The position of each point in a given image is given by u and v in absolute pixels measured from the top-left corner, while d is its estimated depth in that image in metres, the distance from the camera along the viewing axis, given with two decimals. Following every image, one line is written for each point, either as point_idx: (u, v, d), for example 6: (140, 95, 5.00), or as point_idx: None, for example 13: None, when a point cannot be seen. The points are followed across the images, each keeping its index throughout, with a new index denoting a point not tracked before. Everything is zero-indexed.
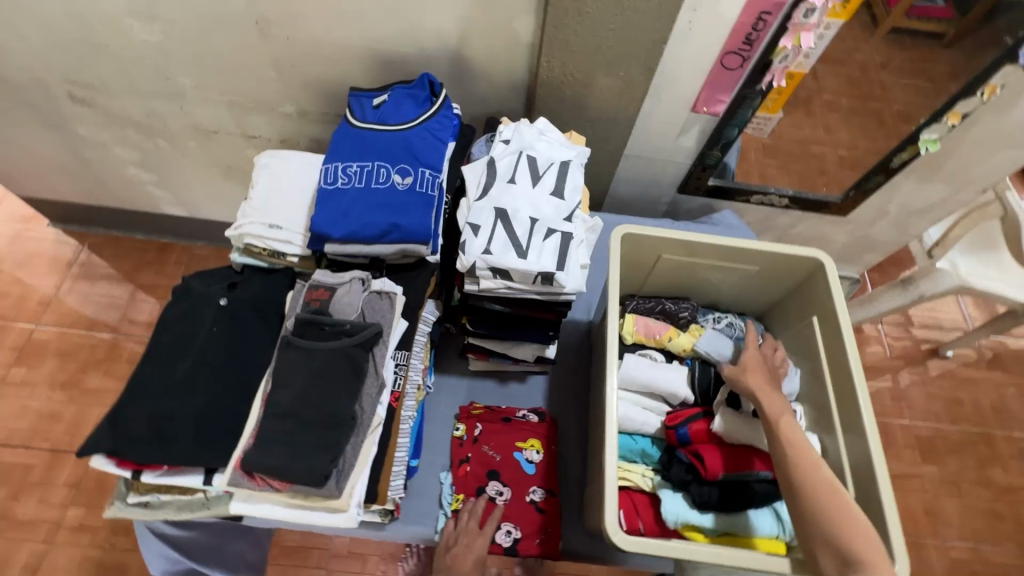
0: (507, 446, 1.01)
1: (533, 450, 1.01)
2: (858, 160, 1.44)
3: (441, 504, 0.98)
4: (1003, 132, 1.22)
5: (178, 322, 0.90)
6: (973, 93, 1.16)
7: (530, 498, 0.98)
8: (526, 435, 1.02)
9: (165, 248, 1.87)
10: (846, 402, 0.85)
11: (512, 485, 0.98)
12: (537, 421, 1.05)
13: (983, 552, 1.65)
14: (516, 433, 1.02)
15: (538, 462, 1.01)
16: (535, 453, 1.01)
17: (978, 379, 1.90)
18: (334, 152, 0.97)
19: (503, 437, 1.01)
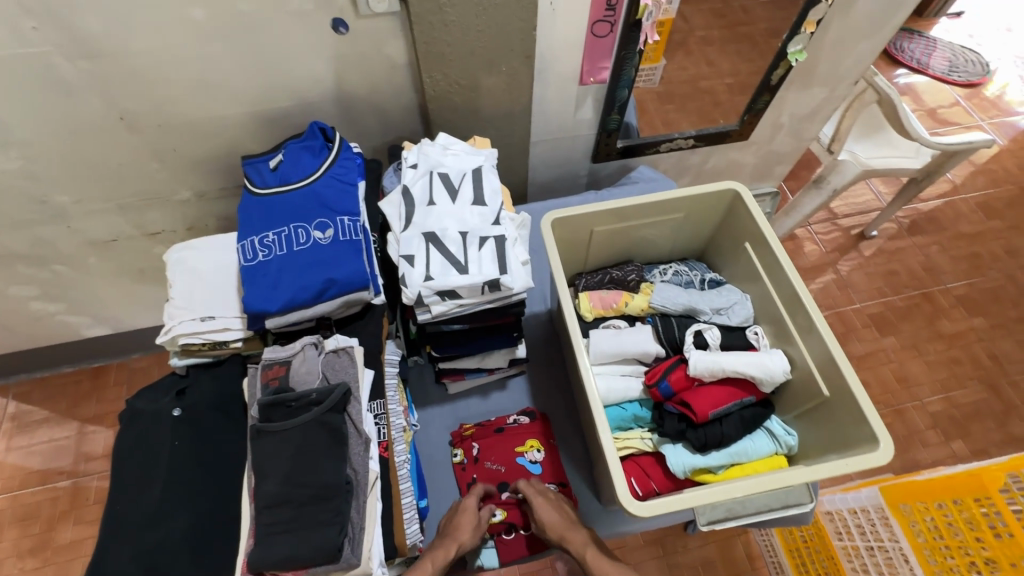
0: (508, 455, 1.02)
1: (534, 450, 1.03)
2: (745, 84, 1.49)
3: None
4: (856, 25, 1.33)
5: (135, 449, 0.84)
6: (819, 1, 1.22)
7: None
8: (523, 438, 1.03)
9: (100, 372, 1.75)
10: (797, 310, 0.90)
11: None
12: (529, 421, 1.06)
13: (954, 398, 1.80)
14: (513, 440, 1.03)
15: (542, 460, 1.02)
16: (537, 453, 1.03)
17: (904, 248, 2.06)
18: (245, 227, 0.94)
19: (501, 448, 1.02)
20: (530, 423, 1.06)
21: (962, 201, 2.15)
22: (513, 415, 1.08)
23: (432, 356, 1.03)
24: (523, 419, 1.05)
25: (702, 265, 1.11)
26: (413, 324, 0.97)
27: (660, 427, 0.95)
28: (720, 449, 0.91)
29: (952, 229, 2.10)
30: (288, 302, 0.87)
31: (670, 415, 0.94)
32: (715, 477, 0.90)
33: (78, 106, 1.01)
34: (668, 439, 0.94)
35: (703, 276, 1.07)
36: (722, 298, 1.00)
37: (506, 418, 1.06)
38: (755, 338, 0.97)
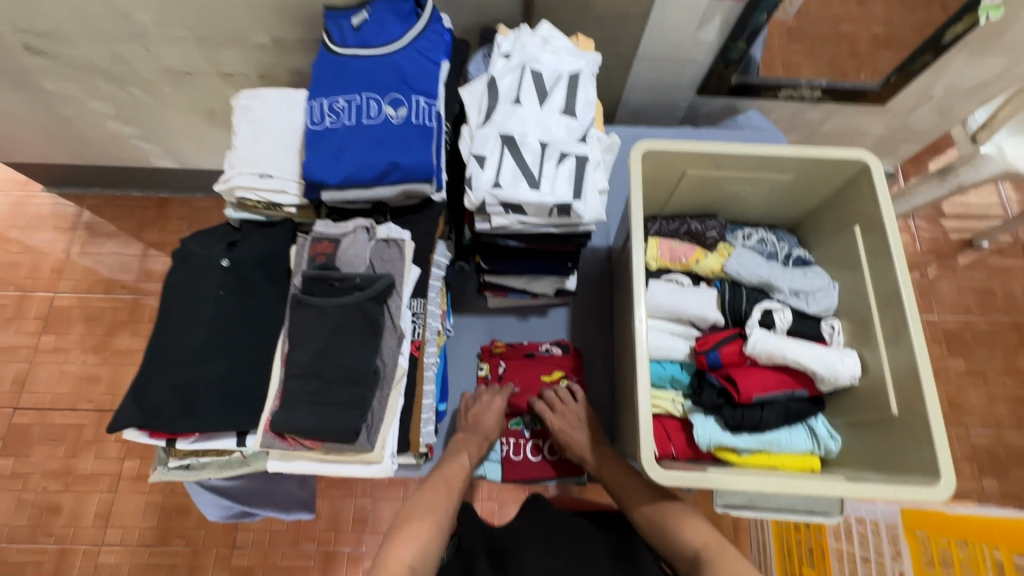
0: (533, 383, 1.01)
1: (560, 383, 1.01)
2: (894, 35, 1.32)
3: None
4: None
5: (182, 289, 0.86)
6: None
7: None
8: (551, 368, 1.02)
9: (165, 203, 1.81)
10: (893, 314, 0.79)
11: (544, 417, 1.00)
12: (561, 353, 1.03)
13: (1006, 437, 1.66)
14: (540, 368, 1.02)
15: None
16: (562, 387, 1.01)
17: (1012, 268, 1.82)
18: (316, 87, 0.87)
19: (528, 374, 1.01)
20: (563, 356, 1.03)
21: None
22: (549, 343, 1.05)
23: (480, 268, 0.99)
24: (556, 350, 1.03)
25: (792, 239, 0.99)
26: (469, 230, 0.92)
27: (696, 396, 0.90)
28: (752, 433, 0.86)
29: None
30: (348, 179, 0.82)
31: (709, 387, 0.88)
32: (739, 459, 0.86)
33: None
34: (701, 409, 0.89)
35: (790, 251, 0.96)
36: (806, 280, 0.90)
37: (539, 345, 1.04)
38: (829, 333, 0.88)
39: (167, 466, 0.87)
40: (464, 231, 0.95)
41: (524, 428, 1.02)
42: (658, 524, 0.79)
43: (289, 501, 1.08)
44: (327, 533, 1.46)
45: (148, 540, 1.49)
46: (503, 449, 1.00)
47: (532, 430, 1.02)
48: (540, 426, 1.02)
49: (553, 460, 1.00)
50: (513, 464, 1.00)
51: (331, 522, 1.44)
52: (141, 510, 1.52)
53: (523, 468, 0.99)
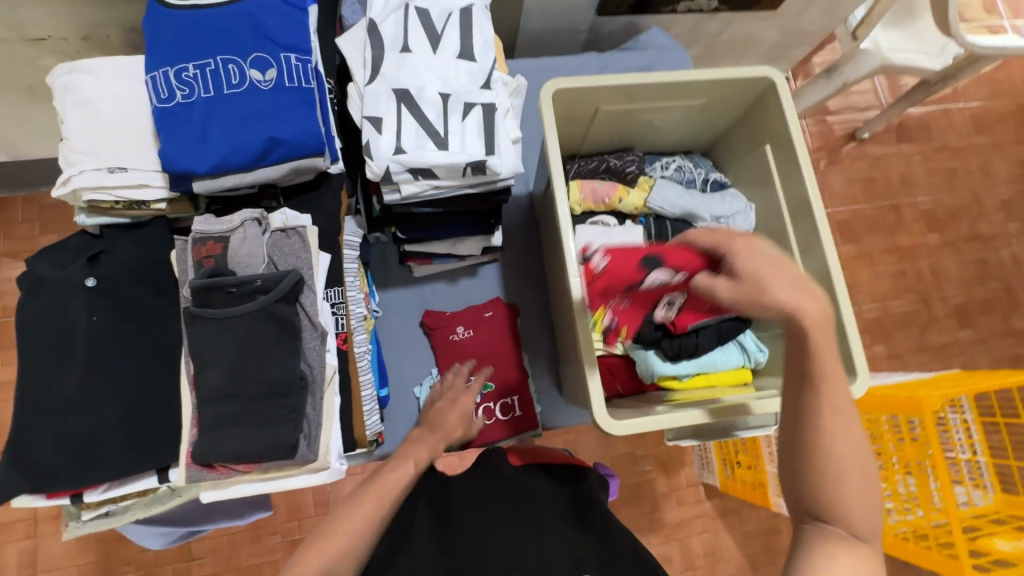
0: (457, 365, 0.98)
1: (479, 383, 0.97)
2: None
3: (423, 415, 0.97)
4: None
5: (42, 322, 0.71)
6: None
7: (508, 404, 0.99)
8: (473, 349, 0.99)
9: (5, 205, 1.51)
10: (806, 227, 0.82)
11: (497, 382, 0.99)
12: (473, 336, 0.99)
13: (889, 307, 1.89)
14: (460, 353, 0.99)
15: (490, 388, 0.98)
16: (502, 347, 1.00)
17: (888, 155, 2.00)
18: (155, 53, 0.71)
19: (454, 354, 0.99)
20: (500, 316, 1.01)
21: (957, 111, 2.04)
22: (485, 305, 1.02)
23: (397, 237, 0.91)
24: (494, 312, 1.01)
25: (708, 162, 0.99)
26: (376, 201, 0.83)
27: None
28: (691, 359, 0.89)
29: (939, 139, 2.02)
30: (220, 164, 0.69)
31: None
32: (680, 385, 0.91)
33: None
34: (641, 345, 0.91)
35: (707, 176, 0.96)
36: (725, 204, 0.91)
37: (478, 309, 1.01)
38: None
39: (82, 519, 0.76)
40: (371, 202, 0.85)
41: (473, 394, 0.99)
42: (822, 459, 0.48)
43: (239, 507, 1.01)
44: (289, 524, 1.41)
45: None
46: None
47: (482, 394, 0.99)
48: (489, 389, 0.99)
49: (507, 420, 0.99)
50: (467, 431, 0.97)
51: (292, 513, 1.39)
52: (71, 548, 1.37)
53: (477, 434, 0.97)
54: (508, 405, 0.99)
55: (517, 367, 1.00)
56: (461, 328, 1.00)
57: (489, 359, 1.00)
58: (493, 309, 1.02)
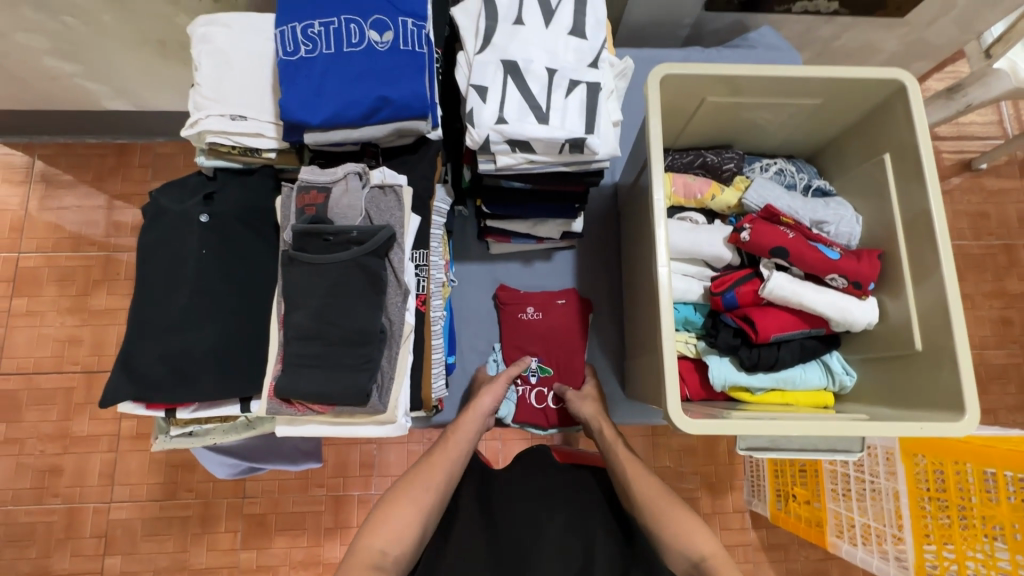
0: (518, 341, 0.99)
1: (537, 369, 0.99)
2: None
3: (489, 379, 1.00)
4: None
5: (160, 248, 0.78)
6: None
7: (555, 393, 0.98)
8: (536, 330, 0.99)
9: (126, 150, 1.68)
10: (921, 245, 0.76)
11: (555, 369, 0.99)
12: (539, 319, 0.99)
13: (987, 356, 1.71)
14: (523, 330, 0.99)
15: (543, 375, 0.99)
16: (569, 337, 0.99)
17: (1009, 190, 1.81)
18: (285, 9, 0.75)
19: (516, 330, 0.99)
20: (573, 304, 1.00)
21: None
22: (559, 293, 1.01)
23: (482, 211, 0.92)
24: (568, 301, 1.00)
25: (812, 168, 0.93)
26: (468, 170, 0.85)
27: (711, 337, 0.89)
28: (768, 372, 0.85)
29: None
30: (332, 118, 0.73)
31: (725, 328, 0.86)
32: (751, 398, 0.86)
33: None
34: (716, 350, 0.88)
35: (809, 182, 0.91)
36: (828, 210, 0.85)
37: (551, 295, 1.01)
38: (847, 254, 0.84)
39: (169, 435, 0.83)
40: (463, 173, 0.87)
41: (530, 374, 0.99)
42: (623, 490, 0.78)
43: (295, 453, 1.06)
44: (335, 479, 1.48)
45: (157, 496, 1.48)
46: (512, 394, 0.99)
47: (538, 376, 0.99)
48: (546, 373, 0.99)
49: (558, 410, 0.98)
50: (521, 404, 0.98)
51: (339, 469, 1.45)
52: (144, 467, 1.50)
53: (529, 413, 0.98)
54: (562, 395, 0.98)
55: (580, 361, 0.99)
56: (531, 309, 1.00)
57: (554, 345, 0.99)
58: (567, 297, 1.01)
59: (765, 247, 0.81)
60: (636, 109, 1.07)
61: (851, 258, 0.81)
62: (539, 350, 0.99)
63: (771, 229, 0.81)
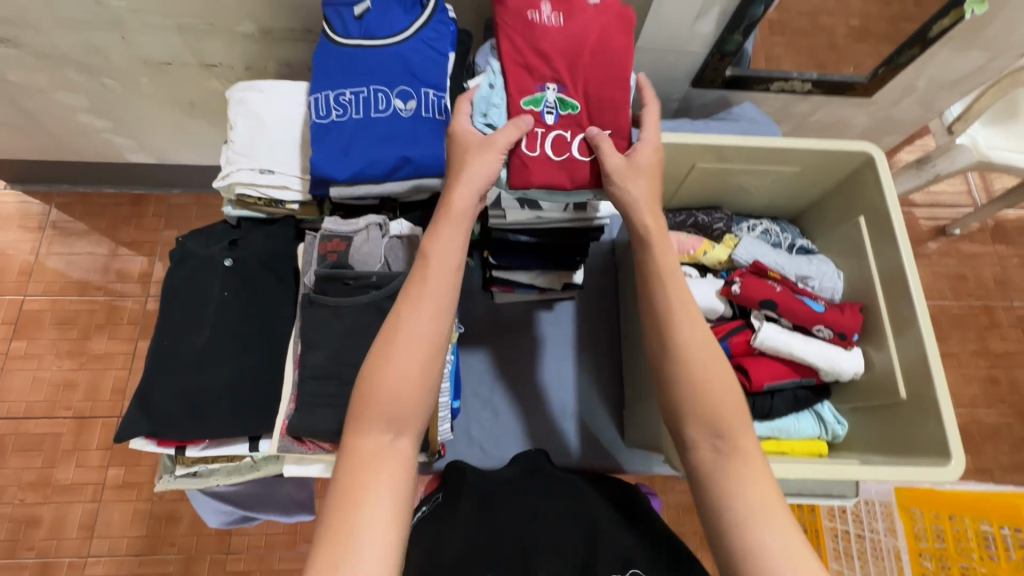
0: (529, 87, 0.71)
1: (550, 93, 0.71)
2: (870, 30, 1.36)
3: (482, 109, 0.72)
4: None
5: (184, 289, 0.82)
6: None
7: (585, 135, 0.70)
8: (551, 43, 0.71)
9: (141, 200, 1.75)
10: (898, 298, 0.82)
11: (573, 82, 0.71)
12: (554, 24, 0.71)
13: (978, 415, 1.74)
14: (529, 33, 0.71)
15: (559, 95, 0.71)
16: (601, 45, 0.71)
17: (982, 254, 1.91)
18: (319, 78, 0.84)
19: (523, 53, 0.71)
20: (606, 17, 0.72)
21: None
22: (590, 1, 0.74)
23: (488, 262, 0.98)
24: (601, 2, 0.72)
25: (795, 229, 1.01)
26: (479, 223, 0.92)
27: None
28: (763, 421, 0.89)
29: None
30: (357, 174, 0.80)
31: None
32: None
33: None
34: None
35: (794, 241, 0.98)
36: (811, 267, 0.91)
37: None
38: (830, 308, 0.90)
39: (174, 474, 0.82)
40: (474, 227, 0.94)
41: (546, 110, 0.71)
42: (646, 281, 0.65)
43: (288, 503, 1.05)
44: None
45: (137, 550, 1.42)
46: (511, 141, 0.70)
47: (558, 116, 0.71)
48: (570, 111, 0.71)
49: (579, 161, 0.70)
50: (522, 161, 0.70)
51: None
52: (126, 519, 1.45)
53: (538, 166, 0.70)
54: (587, 142, 0.70)
55: (618, 88, 0.73)
56: (550, 12, 0.72)
57: (582, 70, 0.71)
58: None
59: (755, 298, 0.87)
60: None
61: (835, 309, 0.86)
62: (559, 65, 0.71)
63: (760, 284, 0.88)
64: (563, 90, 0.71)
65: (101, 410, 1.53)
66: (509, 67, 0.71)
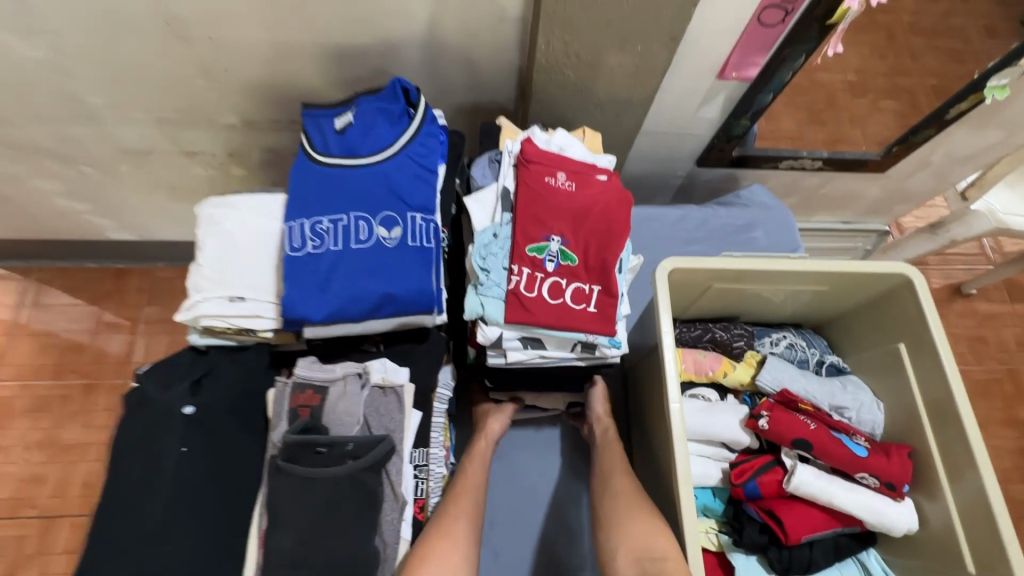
0: (534, 236, 0.76)
1: (555, 247, 0.76)
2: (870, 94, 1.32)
3: (490, 255, 0.76)
4: None
5: (136, 446, 0.72)
6: (1014, 63, 1.09)
7: (585, 289, 0.75)
8: (559, 204, 0.78)
9: (123, 274, 1.64)
10: (951, 442, 0.72)
11: (577, 239, 0.77)
12: (568, 190, 0.79)
13: (1014, 492, 1.61)
14: (542, 193, 0.78)
15: (564, 250, 0.76)
16: (605, 212, 0.78)
17: (1002, 315, 1.82)
18: (295, 203, 0.77)
19: (535, 208, 0.77)
20: (612, 184, 0.81)
21: None
22: (599, 169, 0.83)
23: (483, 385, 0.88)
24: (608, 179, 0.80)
25: (822, 341, 0.91)
26: (472, 348, 0.81)
27: (736, 532, 0.81)
28: None
29: None
30: (334, 314, 0.71)
31: (750, 522, 0.79)
32: None
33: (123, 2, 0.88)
34: (741, 547, 0.80)
35: (822, 357, 0.88)
36: (846, 394, 0.82)
37: (590, 167, 0.82)
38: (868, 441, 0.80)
39: None
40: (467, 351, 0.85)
41: (548, 258, 0.75)
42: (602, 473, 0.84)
43: None
44: None
45: None
46: (512, 281, 0.74)
47: (558, 264, 0.76)
48: (569, 263, 0.76)
49: (574, 308, 0.74)
50: (520, 300, 0.73)
51: None
52: None
53: (536, 308, 0.73)
54: (584, 293, 0.75)
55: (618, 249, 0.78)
56: (562, 176, 0.80)
57: (586, 228, 0.77)
58: (606, 175, 0.83)
59: (785, 437, 0.77)
60: (644, 291, 1.06)
61: (879, 453, 0.75)
62: (566, 223, 0.77)
63: (792, 419, 0.77)
64: (568, 248, 0.76)
65: (67, 508, 1.39)
66: (520, 216, 0.77)
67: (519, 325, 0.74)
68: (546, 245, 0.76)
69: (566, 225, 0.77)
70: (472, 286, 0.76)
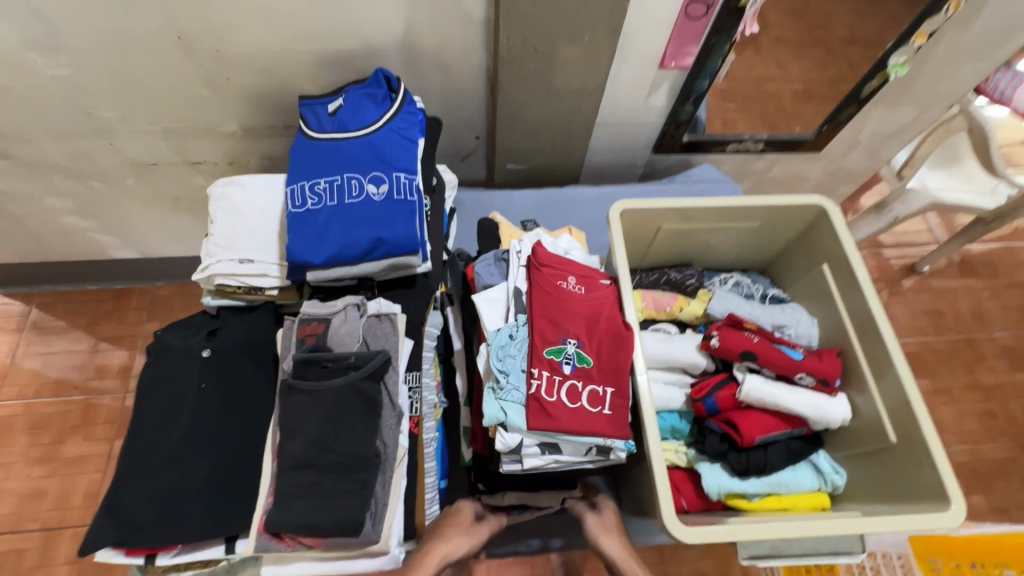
0: (552, 339, 0.79)
1: (572, 352, 0.78)
2: None
3: (508, 359, 0.78)
4: (950, 50, 1.27)
5: (160, 386, 0.82)
6: (907, 43, 1.24)
7: (602, 393, 0.76)
8: (574, 307, 0.81)
9: (123, 295, 1.73)
10: (874, 344, 0.83)
11: (592, 342, 0.79)
12: (579, 294, 0.83)
13: (982, 450, 1.71)
14: (557, 297, 0.82)
15: (581, 355, 0.78)
16: (616, 314, 0.82)
17: (955, 288, 1.96)
18: (296, 171, 0.89)
19: (551, 312, 0.80)
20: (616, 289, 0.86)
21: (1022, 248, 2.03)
22: (604, 274, 0.88)
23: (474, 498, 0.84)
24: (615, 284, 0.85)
25: (765, 279, 1.04)
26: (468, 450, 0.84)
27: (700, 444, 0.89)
28: (760, 476, 0.85)
29: (1008, 276, 1.99)
30: (333, 257, 0.83)
31: (711, 433, 0.87)
32: (750, 504, 0.85)
33: (137, 21, 1.01)
34: (706, 456, 0.87)
35: (765, 291, 1.01)
36: (785, 315, 0.94)
37: (596, 272, 0.87)
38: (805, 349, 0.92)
39: None
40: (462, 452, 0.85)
41: (565, 360, 0.77)
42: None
43: None
44: None
45: None
46: (532, 384, 0.75)
47: (574, 366, 0.78)
48: (585, 365, 0.78)
49: (592, 413, 0.75)
50: (541, 406, 0.74)
51: None
52: None
53: (558, 414, 0.73)
54: (599, 395, 0.76)
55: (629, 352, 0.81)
56: (572, 279, 0.85)
57: (600, 331, 0.80)
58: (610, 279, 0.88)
59: (734, 351, 0.87)
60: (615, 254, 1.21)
61: (814, 357, 0.88)
62: (581, 326, 0.80)
63: (737, 335, 0.88)
64: (583, 351, 0.79)
65: (70, 519, 1.42)
66: (536, 320, 0.80)
67: (541, 432, 0.74)
68: (563, 349, 0.78)
69: (581, 328, 0.80)
70: (491, 389, 0.77)
